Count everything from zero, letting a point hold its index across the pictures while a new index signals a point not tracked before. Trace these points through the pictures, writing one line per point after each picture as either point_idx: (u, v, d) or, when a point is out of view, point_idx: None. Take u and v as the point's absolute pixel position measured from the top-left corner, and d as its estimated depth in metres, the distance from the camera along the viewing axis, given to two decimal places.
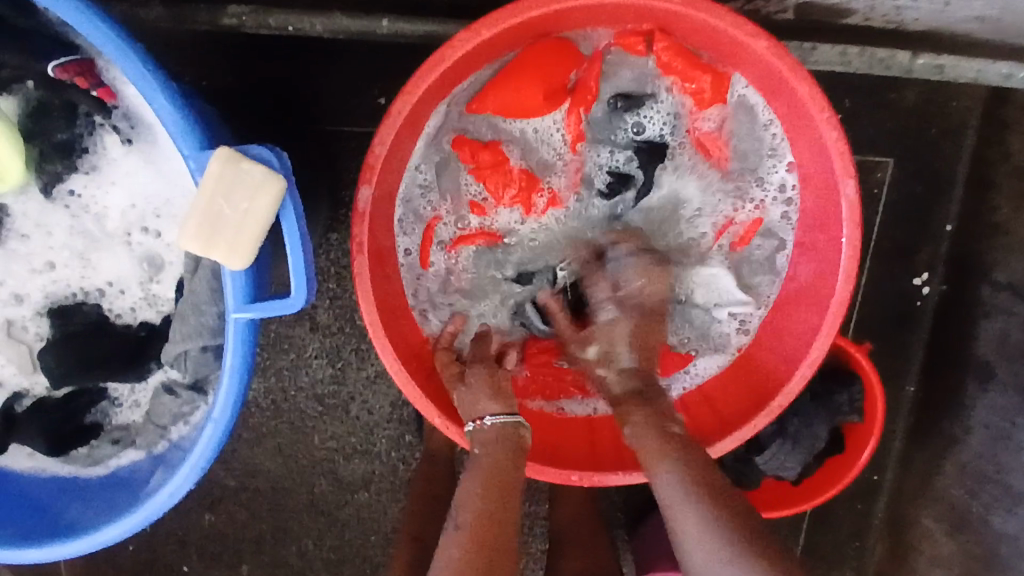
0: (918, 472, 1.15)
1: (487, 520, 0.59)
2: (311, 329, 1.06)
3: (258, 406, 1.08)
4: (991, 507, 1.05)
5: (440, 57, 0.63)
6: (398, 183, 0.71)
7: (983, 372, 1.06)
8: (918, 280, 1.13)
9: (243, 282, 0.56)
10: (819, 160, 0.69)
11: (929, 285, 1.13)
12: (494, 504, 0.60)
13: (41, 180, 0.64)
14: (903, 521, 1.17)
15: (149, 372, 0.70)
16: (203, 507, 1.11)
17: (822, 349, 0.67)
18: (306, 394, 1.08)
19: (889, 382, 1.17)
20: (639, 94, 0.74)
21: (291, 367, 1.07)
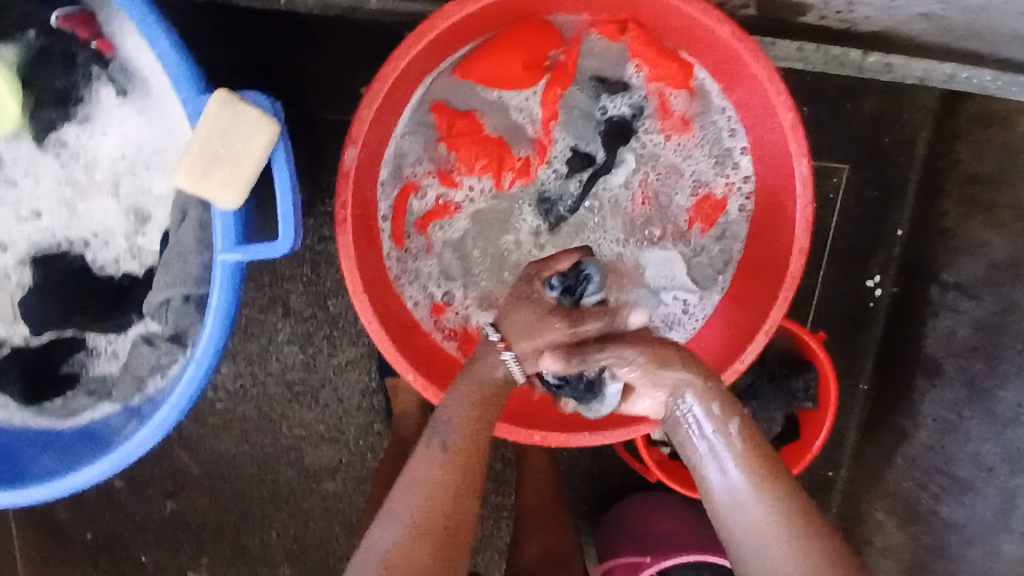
0: (869, 467, 1.21)
1: (466, 453, 0.59)
2: (284, 315, 1.04)
3: (227, 389, 1.07)
4: (940, 498, 1.12)
5: (430, 25, 0.65)
6: (382, 151, 0.73)
7: (931, 367, 1.13)
8: (871, 282, 1.19)
9: (232, 224, 0.59)
10: (775, 143, 0.74)
11: (881, 287, 1.19)
12: (473, 438, 0.60)
13: (35, 128, 0.66)
14: (856, 516, 1.23)
15: (130, 323, 0.72)
16: (164, 494, 1.11)
17: (778, 315, 0.71)
18: (274, 377, 1.07)
19: (842, 380, 1.23)
20: (615, 79, 0.77)
21: (262, 352, 1.06)
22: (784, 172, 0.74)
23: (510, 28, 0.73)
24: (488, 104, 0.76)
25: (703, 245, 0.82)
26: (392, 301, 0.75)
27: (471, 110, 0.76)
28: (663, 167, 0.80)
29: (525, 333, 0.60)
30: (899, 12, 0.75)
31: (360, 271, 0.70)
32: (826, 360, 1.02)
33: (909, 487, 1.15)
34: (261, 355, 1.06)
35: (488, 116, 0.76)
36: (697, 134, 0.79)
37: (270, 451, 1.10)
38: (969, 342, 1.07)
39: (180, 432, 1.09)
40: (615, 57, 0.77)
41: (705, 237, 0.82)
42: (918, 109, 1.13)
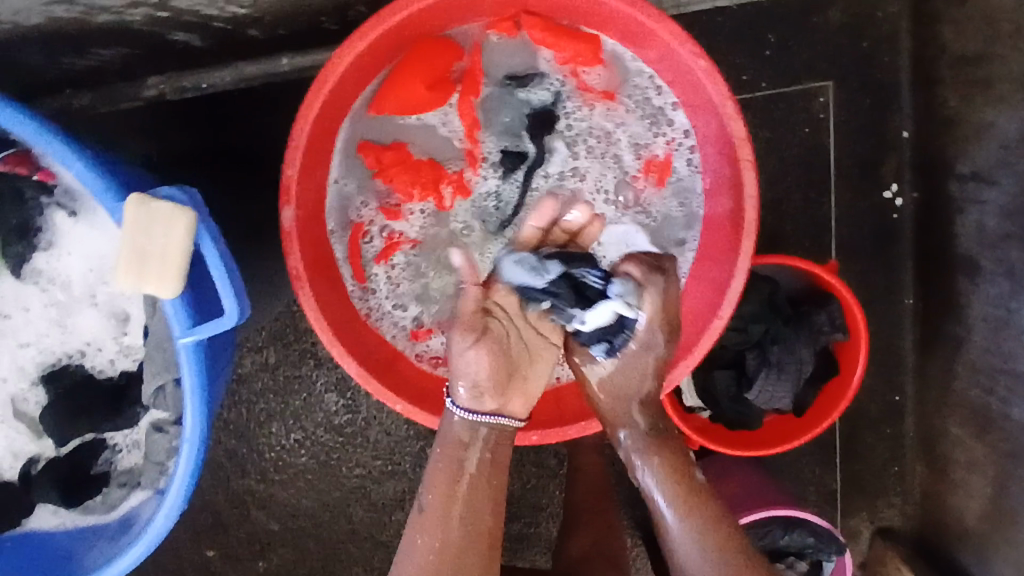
0: (936, 385, 1.30)
1: (469, 499, 0.68)
2: (317, 364, 1.13)
3: (286, 446, 1.16)
4: (1007, 400, 1.14)
5: (325, 75, 0.67)
6: (321, 203, 0.75)
7: (971, 266, 1.18)
8: (889, 193, 1.28)
9: (182, 309, 0.63)
10: (697, 91, 0.73)
11: (901, 195, 1.29)
12: (477, 483, 0.69)
13: (9, 263, 0.72)
14: (935, 436, 1.33)
15: (139, 416, 0.77)
16: (255, 555, 1.18)
17: (744, 264, 0.70)
18: (324, 426, 1.15)
19: (887, 299, 1.32)
20: (524, 71, 0.77)
21: (306, 405, 1.14)
22: (717, 118, 0.72)
23: (410, 53, 0.74)
24: (410, 129, 0.77)
25: (663, 210, 0.81)
26: (368, 338, 0.78)
27: (396, 140, 0.77)
28: (599, 143, 0.79)
29: (463, 376, 0.69)
30: None
31: (329, 318, 0.73)
32: (838, 282, 0.99)
33: (975, 393, 1.20)
34: (305, 408, 1.14)
35: (414, 142, 0.77)
36: (625, 102, 0.78)
37: (339, 496, 1.17)
38: (998, 233, 1.11)
39: (254, 494, 1.16)
40: (520, 50, 0.77)
41: (661, 201, 0.81)
42: (873, 29, 1.23)
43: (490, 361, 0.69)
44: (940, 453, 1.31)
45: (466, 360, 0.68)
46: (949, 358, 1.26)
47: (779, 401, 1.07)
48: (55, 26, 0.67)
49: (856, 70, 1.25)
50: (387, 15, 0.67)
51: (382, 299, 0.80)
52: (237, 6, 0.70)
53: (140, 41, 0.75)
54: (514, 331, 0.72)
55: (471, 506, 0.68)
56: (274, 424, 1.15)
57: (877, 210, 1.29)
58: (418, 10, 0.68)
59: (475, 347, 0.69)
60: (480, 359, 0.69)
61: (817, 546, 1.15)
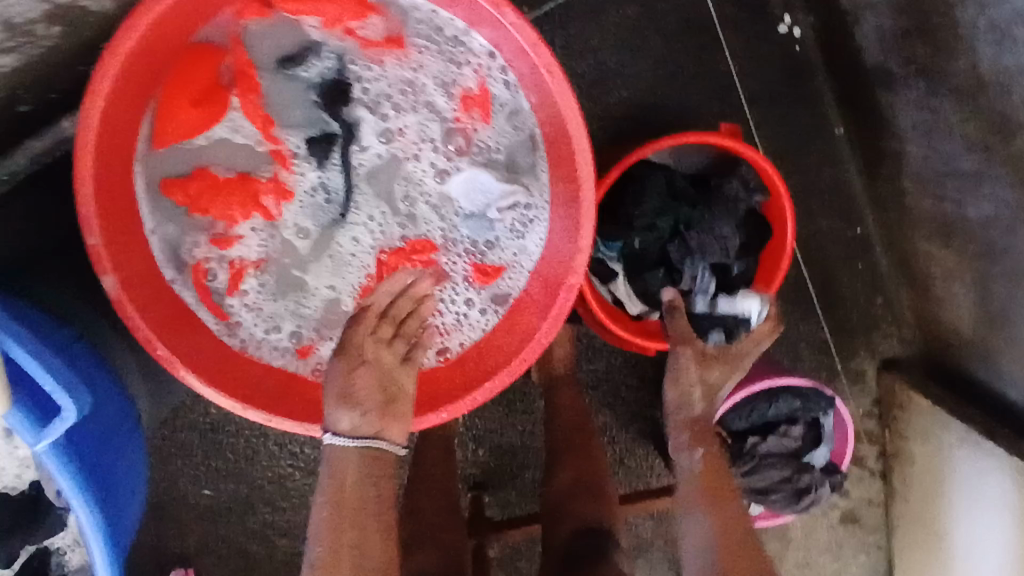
0: (892, 206, 1.23)
1: (352, 541, 0.62)
2: None
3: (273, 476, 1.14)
4: (962, 201, 1.06)
5: (86, 131, 0.61)
6: (146, 259, 0.70)
7: (884, 75, 1.09)
8: (785, 26, 1.21)
9: (22, 419, 0.61)
10: (475, 9, 0.68)
11: (796, 24, 1.21)
12: (359, 519, 0.63)
13: None
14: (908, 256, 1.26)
15: (66, 516, 0.77)
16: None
17: (585, 162, 0.67)
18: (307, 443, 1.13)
19: (818, 135, 1.25)
20: (297, 49, 0.73)
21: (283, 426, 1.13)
22: (500, 28, 0.67)
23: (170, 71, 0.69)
24: (206, 151, 0.72)
25: (499, 138, 0.76)
26: (251, 375, 0.73)
27: (197, 166, 0.72)
28: (405, 94, 0.74)
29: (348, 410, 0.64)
30: None
31: (198, 370, 0.69)
32: (750, 150, 0.94)
33: (930, 203, 1.13)
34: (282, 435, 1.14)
35: (215, 161, 0.72)
36: (412, 44, 0.73)
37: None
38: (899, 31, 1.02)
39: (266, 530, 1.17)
40: (284, 30, 0.73)
41: (488, 132, 0.76)
42: None
43: (369, 390, 0.66)
44: (917, 272, 1.25)
45: (352, 394, 0.65)
46: (895, 175, 1.19)
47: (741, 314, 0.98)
48: None
49: None
50: (122, 43, 0.60)
51: (252, 331, 0.75)
52: None
53: None
54: (390, 364, 0.68)
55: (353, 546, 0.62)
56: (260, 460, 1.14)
57: (777, 47, 1.21)
58: (157, 25, 0.62)
59: (360, 378, 0.66)
60: (363, 385, 0.66)
61: (807, 408, 1.12)
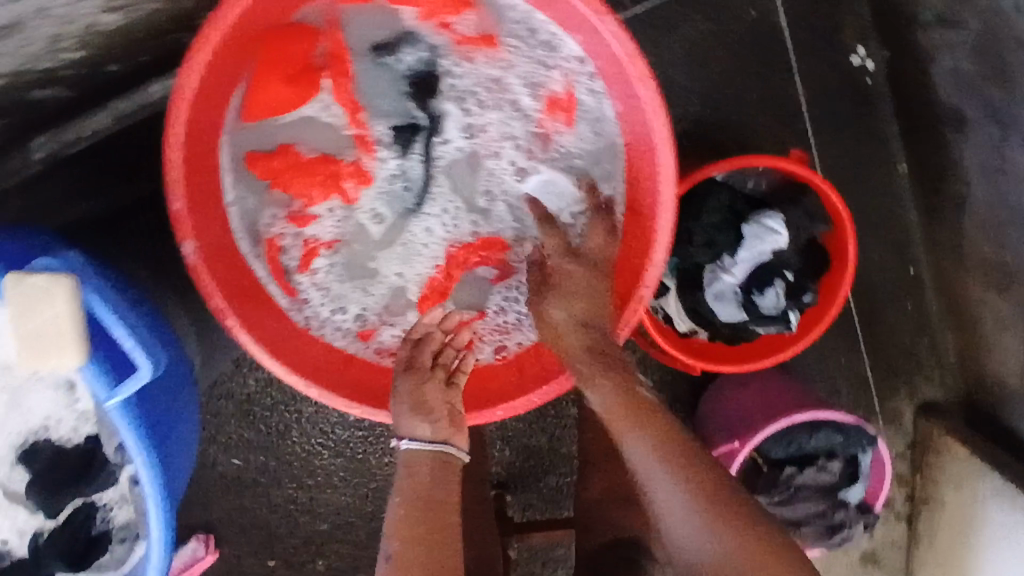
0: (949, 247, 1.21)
1: (425, 536, 0.61)
2: None
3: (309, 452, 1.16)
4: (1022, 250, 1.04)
5: (179, 94, 0.63)
6: (224, 227, 0.71)
7: (956, 115, 1.07)
8: (857, 57, 1.19)
9: (96, 373, 0.62)
10: (572, 12, 0.68)
11: (869, 57, 1.19)
12: (431, 514, 0.63)
13: None
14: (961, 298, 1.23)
15: (117, 472, 0.79)
16: (312, 555, 1.19)
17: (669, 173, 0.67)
18: (339, 426, 1.16)
19: (882, 168, 1.23)
20: (389, 39, 0.75)
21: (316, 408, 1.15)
22: (596, 35, 0.68)
23: (263, 47, 0.69)
24: (293, 128, 0.74)
25: (581, 145, 0.77)
26: (315, 353, 0.75)
27: (281, 142, 0.74)
28: (489, 93, 0.76)
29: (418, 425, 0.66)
30: None
31: (265, 343, 0.70)
32: (817, 176, 0.93)
33: (989, 249, 1.11)
34: (319, 411, 1.14)
35: (300, 140, 0.74)
36: (504, 43, 0.75)
37: (376, 485, 1.17)
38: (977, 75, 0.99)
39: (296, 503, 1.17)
40: (380, 18, 0.74)
41: (566, 139, 0.78)
42: None
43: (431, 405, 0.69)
44: (968, 315, 1.23)
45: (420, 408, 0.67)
46: (956, 215, 1.16)
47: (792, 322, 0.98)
48: None
49: None
50: (224, 14, 0.62)
51: (319, 309, 0.77)
52: (74, 49, 0.67)
53: (21, 112, 0.72)
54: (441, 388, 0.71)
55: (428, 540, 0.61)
56: (296, 434, 1.14)
57: (848, 78, 1.20)
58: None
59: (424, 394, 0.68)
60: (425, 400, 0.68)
61: (848, 443, 1.11)
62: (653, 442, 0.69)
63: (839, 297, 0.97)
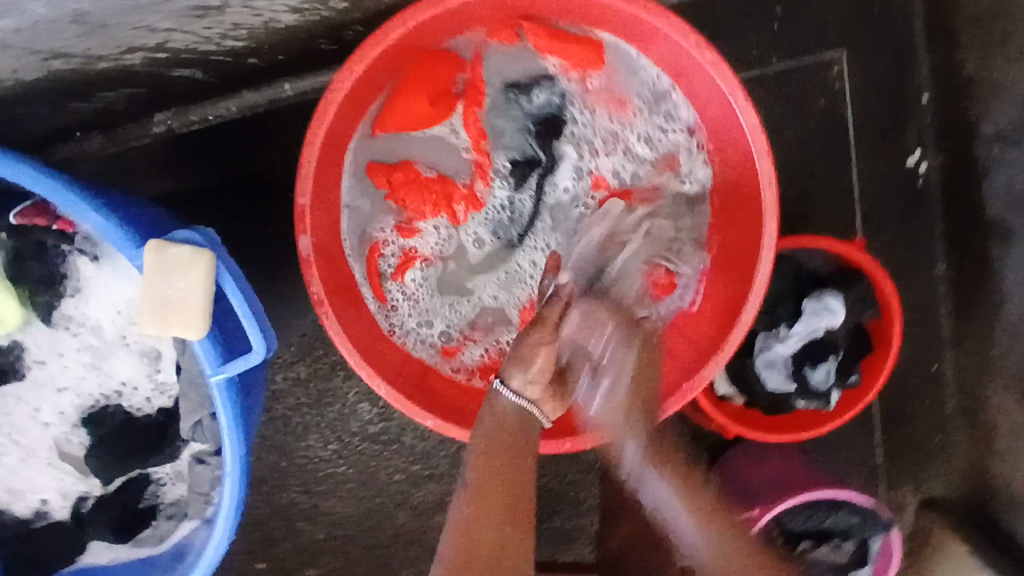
0: (974, 352, 1.26)
1: (493, 477, 0.65)
2: (347, 377, 1.15)
3: (324, 458, 1.17)
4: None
5: (327, 102, 0.68)
6: (339, 225, 0.76)
7: (1002, 230, 1.14)
8: (913, 159, 1.24)
9: (211, 348, 0.64)
10: (704, 84, 0.73)
11: (924, 161, 1.24)
12: (500, 457, 0.66)
13: (39, 311, 0.73)
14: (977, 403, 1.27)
15: (180, 449, 0.80)
16: (304, 563, 1.20)
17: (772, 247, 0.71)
18: (362, 436, 1.17)
19: (917, 266, 1.27)
20: (524, 79, 0.79)
21: (342, 416, 1.16)
22: (725, 107, 0.73)
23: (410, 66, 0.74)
24: (418, 147, 0.78)
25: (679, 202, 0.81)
26: (395, 357, 0.78)
27: (403, 158, 0.78)
28: (607, 143, 0.80)
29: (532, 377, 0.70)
30: None
31: (353, 341, 0.74)
32: (877, 269, 0.98)
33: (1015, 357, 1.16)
34: (341, 419, 1.16)
35: (422, 159, 0.79)
36: (630, 103, 0.80)
37: (380, 500, 1.19)
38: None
39: (296, 506, 1.18)
40: (522, 58, 0.79)
41: (665, 196, 0.82)
42: None
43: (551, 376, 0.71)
44: (982, 419, 1.27)
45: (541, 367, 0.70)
46: (986, 321, 1.21)
47: (831, 399, 1.02)
48: (58, 75, 0.67)
49: (869, 36, 1.21)
50: (381, 36, 0.67)
51: (406, 316, 0.81)
52: (236, 38, 0.70)
53: (149, 83, 0.74)
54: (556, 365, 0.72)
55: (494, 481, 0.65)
56: (311, 437, 1.16)
57: (900, 178, 1.25)
58: (414, 27, 0.68)
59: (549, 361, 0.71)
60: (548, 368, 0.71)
61: (863, 527, 1.14)
62: (671, 473, 0.77)
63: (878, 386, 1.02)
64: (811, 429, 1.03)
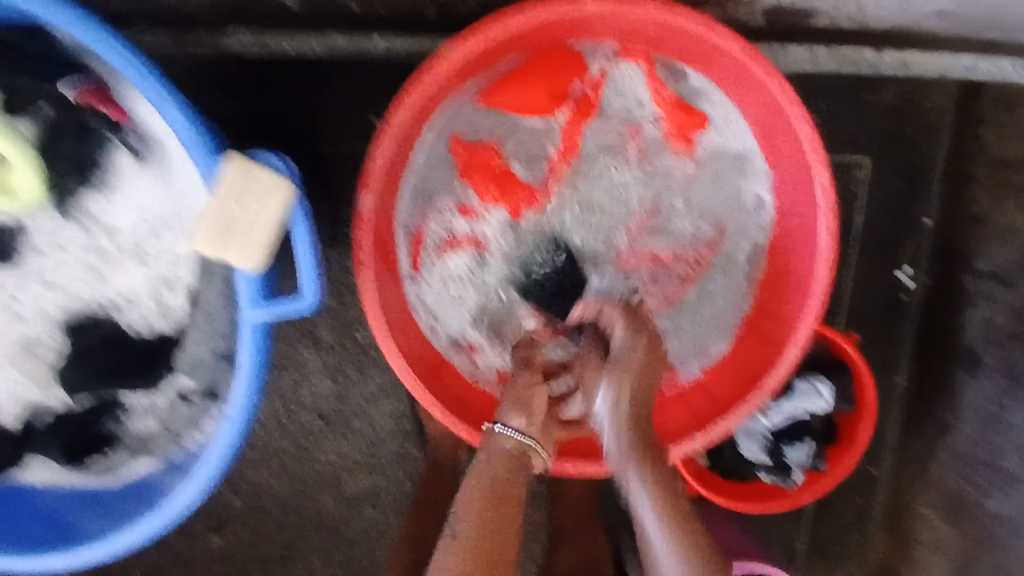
0: (913, 464, 1.21)
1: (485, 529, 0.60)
2: (313, 346, 1.03)
3: (262, 423, 1.05)
4: (986, 490, 1.09)
5: (434, 66, 0.68)
6: (400, 186, 0.77)
7: (971, 358, 1.12)
8: (902, 274, 1.20)
9: (255, 283, 0.61)
10: (798, 158, 0.74)
11: (914, 278, 1.20)
12: (494, 523, 0.61)
13: (56, 198, 0.68)
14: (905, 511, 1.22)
15: (163, 381, 0.74)
16: (208, 529, 1.08)
17: (806, 332, 0.72)
18: (307, 408, 1.05)
19: (880, 372, 1.24)
20: (627, 98, 0.81)
21: (295, 383, 1.04)
22: (806, 183, 0.74)
23: (535, 55, 0.77)
24: (505, 129, 0.80)
25: (732, 262, 0.83)
26: (416, 341, 0.79)
27: (490, 140, 0.80)
28: (678, 183, 0.82)
29: (624, 388, 0.66)
30: (912, 11, 0.75)
31: (384, 315, 0.73)
32: (862, 366, 1.00)
33: (953, 479, 1.13)
34: (293, 387, 1.05)
35: (504, 143, 0.80)
36: (710, 150, 0.82)
37: (310, 479, 1.08)
38: (1007, 327, 1.06)
39: None
40: (632, 77, 0.80)
41: (721, 258, 0.83)
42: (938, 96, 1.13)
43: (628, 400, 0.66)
44: (904, 529, 1.22)
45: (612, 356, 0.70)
46: (930, 440, 1.18)
47: (794, 478, 1.02)
48: None
49: (896, 152, 1.16)
50: (504, 24, 0.68)
51: (433, 294, 0.82)
52: None
53: None
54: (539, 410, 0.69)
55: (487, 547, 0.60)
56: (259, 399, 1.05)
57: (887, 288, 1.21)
58: (536, 22, 0.69)
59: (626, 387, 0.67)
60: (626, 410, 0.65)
61: None
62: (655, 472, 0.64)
63: (830, 481, 1.02)
64: (754, 500, 1.03)
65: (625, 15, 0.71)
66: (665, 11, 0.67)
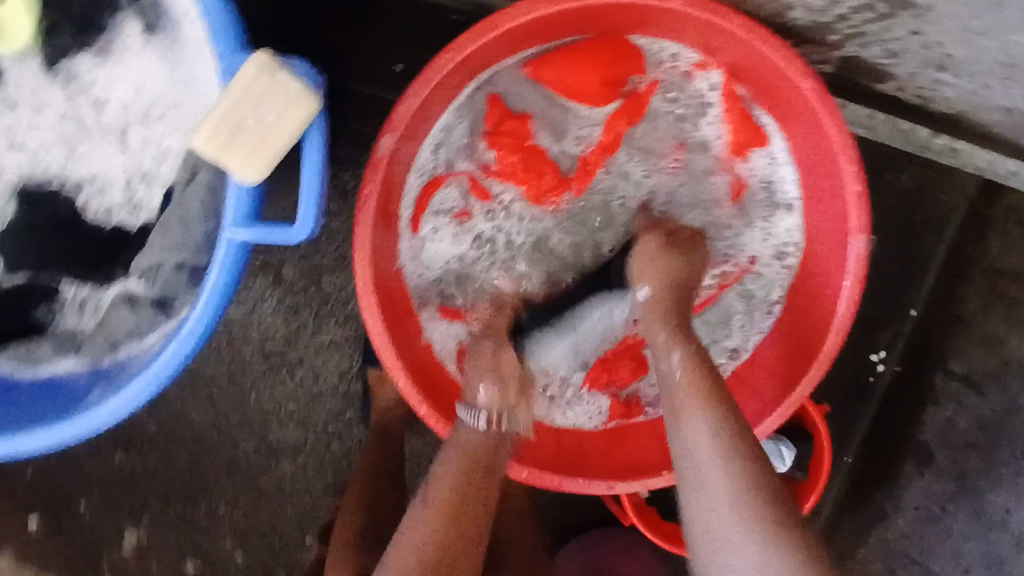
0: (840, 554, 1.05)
1: (470, 486, 0.58)
2: (274, 283, 0.96)
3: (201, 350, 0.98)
4: None
5: (499, 18, 0.63)
6: (422, 138, 0.71)
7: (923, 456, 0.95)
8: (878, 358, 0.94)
9: (246, 202, 0.55)
10: (838, 218, 0.71)
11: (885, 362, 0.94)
12: (470, 488, 0.58)
13: (46, 52, 0.62)
14: None
15: (113, 281, 0.66)
16: (116, 446, 1.01)
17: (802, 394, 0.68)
18: (252, 347, 0.97)
19: None
20: (687, 96, 0.76)
21: (243, 319, 0.97)
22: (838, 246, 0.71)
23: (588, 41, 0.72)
24: (545, 106, 0.76)
25: (743, 300, 0.80)
26: (399, 295, 0.74)
27: (525, 111, 0.76)
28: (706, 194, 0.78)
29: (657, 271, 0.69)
30: (982, 101, 0.74)
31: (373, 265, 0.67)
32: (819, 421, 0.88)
33: None
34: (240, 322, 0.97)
35: (542, 121, 0.76)
36: (753, 179, 0.78)
37: (235, 420, 1.00)
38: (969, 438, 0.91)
39: None
40: (684, 85, 0.76)
41: (721, 304, 0.80)
42: None
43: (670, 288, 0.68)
44: None
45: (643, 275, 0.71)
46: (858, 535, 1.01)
47: None
48: None
49: None
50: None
51: (431, 253, 0.77)
52: None
53: None
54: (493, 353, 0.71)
55: (468, 504, 0.57)
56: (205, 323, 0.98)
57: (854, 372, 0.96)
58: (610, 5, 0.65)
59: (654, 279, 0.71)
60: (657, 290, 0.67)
61: None
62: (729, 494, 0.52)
63: None
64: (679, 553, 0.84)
65: (698, 21, 0.66)
66: (749, 31, 0.63)
